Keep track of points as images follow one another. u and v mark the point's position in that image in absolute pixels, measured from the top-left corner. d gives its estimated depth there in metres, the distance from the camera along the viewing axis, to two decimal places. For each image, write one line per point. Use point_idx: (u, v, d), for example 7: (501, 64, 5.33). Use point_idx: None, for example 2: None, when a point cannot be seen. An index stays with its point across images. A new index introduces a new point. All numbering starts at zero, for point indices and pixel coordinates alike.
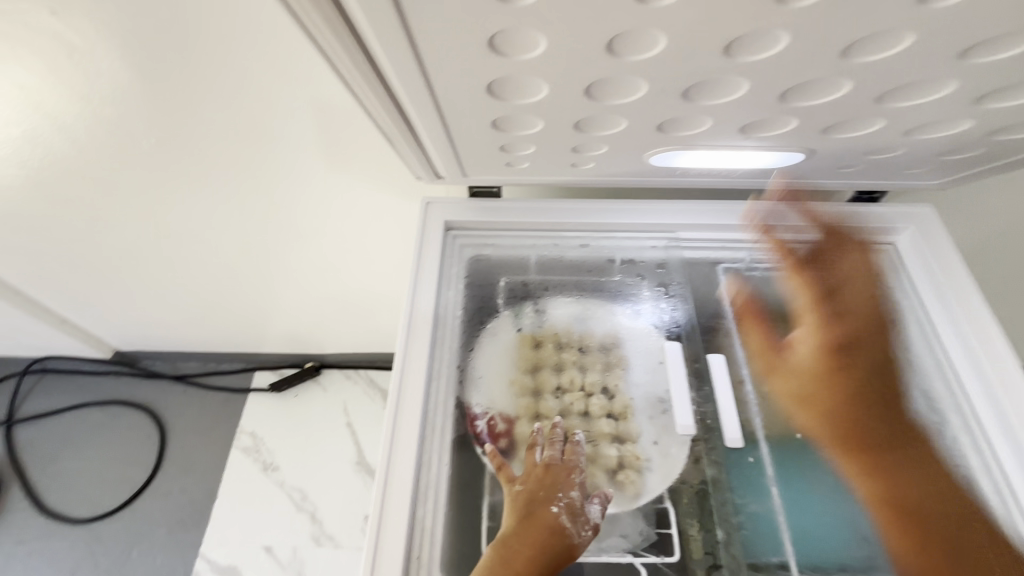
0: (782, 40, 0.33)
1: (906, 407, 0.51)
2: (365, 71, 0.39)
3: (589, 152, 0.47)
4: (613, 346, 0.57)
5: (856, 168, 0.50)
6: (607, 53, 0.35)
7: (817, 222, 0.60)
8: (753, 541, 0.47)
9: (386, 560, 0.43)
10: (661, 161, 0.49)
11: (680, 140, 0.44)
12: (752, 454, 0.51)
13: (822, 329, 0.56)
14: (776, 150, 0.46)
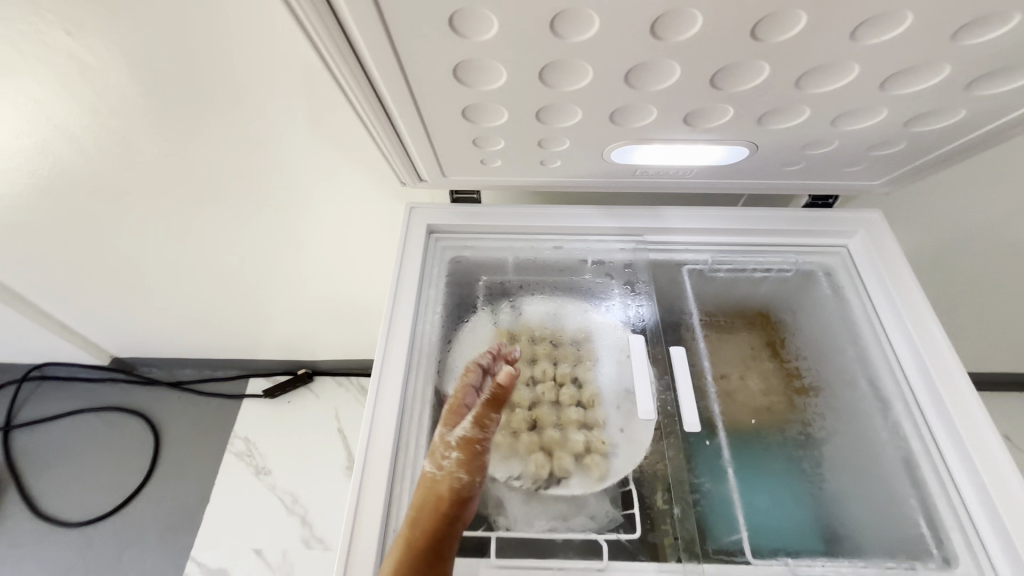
0: (697, 21, 0.37)
1: (842, 395, 0.57)
2: (350, 75, 0.43)
3: (554, 147, 0.52)
4: (584, 340, 0.61)
5: (799, 165, 0.55)
6: (552, 34, 0.38)
7: (774, 228, 0.64)
8: (708, 517, 0.50)
9: (364, 531, 0.46)
10: (621, 157, 0.54)
11: (636, 134, 0.49)
12: (710, 438, 0.54)
13: (766, 331, 0.63)
14: (726, 145, 0.51)
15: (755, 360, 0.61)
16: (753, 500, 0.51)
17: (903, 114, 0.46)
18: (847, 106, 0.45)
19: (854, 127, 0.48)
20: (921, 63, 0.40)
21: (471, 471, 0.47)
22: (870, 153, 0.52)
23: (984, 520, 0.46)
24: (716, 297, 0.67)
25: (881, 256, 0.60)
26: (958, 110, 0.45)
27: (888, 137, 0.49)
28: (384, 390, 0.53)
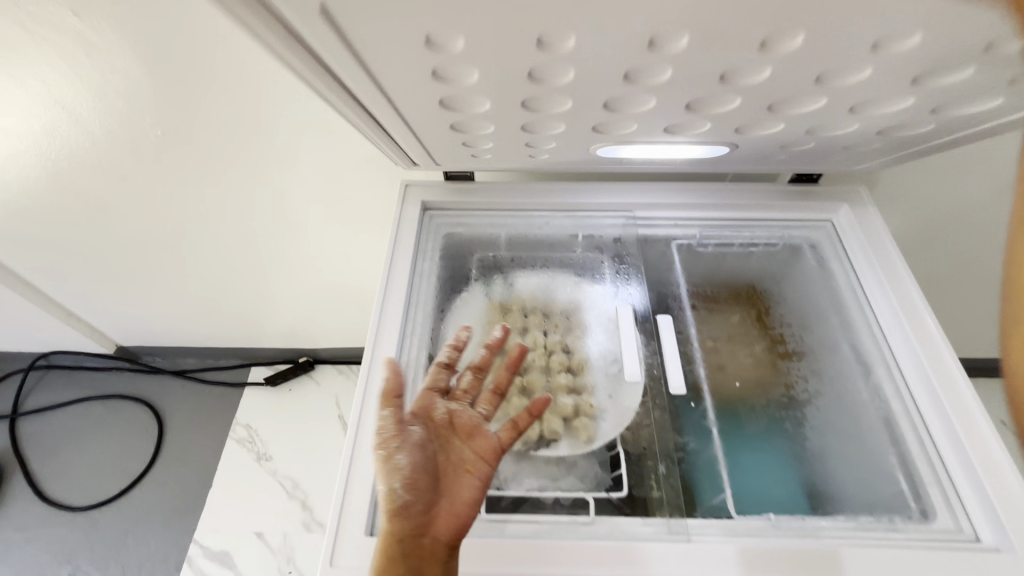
0: (666, 69, 0.42)
1: (823, 363, 0.59)
2: (350, 103, 0.48)
3: (543, 148, 0.55)
4: (575, 311, 0.63)
5: (780, 157, 0.57)
6: (531, 79, 0.44)
7: (761, 207, 0.66)
8: (693, 476, 0.52)
9: (359, 473, 0.48)
10: (607, 153, 0.56)
11: (620, 137, 0.52)
12: (695, 402, 0.56)
13: (752, 305, 0.65)
14: (707, 145, 0.54)
15: (745, 336, 0.62)
16: (736, 465, 0.53)
17: (877, 121, 0.48)
18: (811, 121, 0.48)
19: (824, 135, 0.51)
20: (886, 84, 0.43)
21: (386, 477, 0.46)
22: (845, 150, 0.54)
23: (962, 477, 0.46)
24: (705, 272, 0.68)
25: (866, 230, 0.61)
26: (922, 122, 0.49)
27: (858, 140, 0.52)
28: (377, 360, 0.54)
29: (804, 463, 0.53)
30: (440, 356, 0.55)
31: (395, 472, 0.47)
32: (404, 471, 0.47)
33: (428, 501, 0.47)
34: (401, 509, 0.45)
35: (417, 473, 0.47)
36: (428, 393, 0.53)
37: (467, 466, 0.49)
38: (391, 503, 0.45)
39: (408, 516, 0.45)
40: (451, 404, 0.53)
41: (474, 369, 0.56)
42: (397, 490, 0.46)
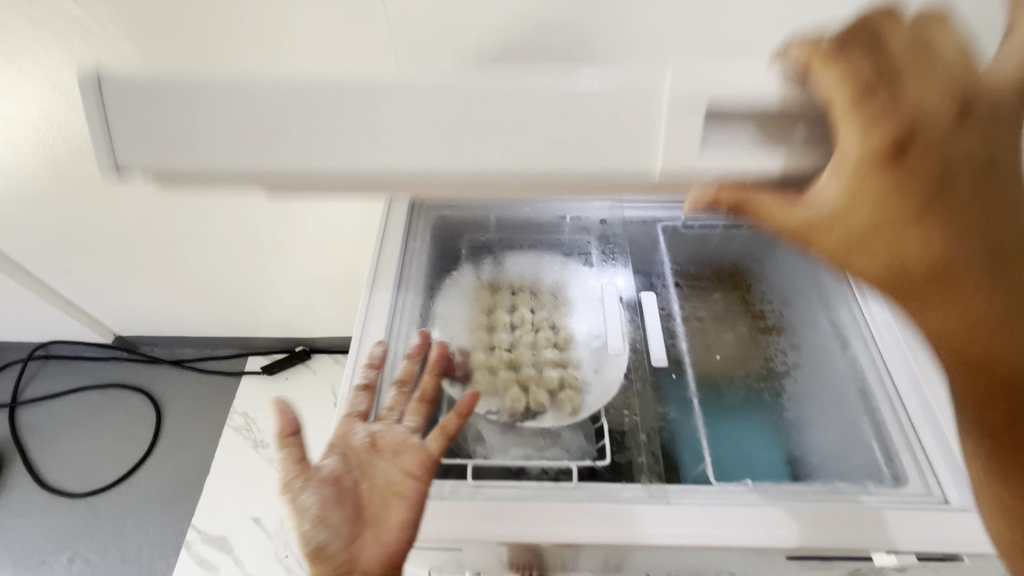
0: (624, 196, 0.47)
1: (806, 338, 0.61)
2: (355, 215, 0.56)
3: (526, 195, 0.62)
4: (562, 291, 0.64)
5: None
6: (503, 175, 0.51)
7: None
8: (675, 445, 0.53)
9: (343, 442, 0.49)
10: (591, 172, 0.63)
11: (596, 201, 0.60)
12: (675, 372, 0.58)
13: (737, 286, 0.66)
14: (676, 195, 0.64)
15: (730, 313, 0.64)
16: (719, 437, 0.54)
17: None
18: None
19: None
20: None
21: (297, 519, 0.44)
22: None
23: (932, 440, 0.49)
24: (690, 253, 0.70)
25: None
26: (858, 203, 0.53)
27: None
28: (365, 347, 0.56)
29: (785, 434, 0.55)
30: (357, 379, 0.53)
31: (304, 512, 0.44)
32: (314, 510, 0.44)
33: (349, 536, 0.44)
34: (317, 550, 0.43)
35: (330, 509, 0.45)
36: (346, 419, 0.51)
37: (393, 486, 0.46)
38: (309, 545, 0.43)
39: (328, 558, 0.43)
40: (372, 425, 0.51)
41: (399, 384, 0.54)
42: (308, 532, 0.44)
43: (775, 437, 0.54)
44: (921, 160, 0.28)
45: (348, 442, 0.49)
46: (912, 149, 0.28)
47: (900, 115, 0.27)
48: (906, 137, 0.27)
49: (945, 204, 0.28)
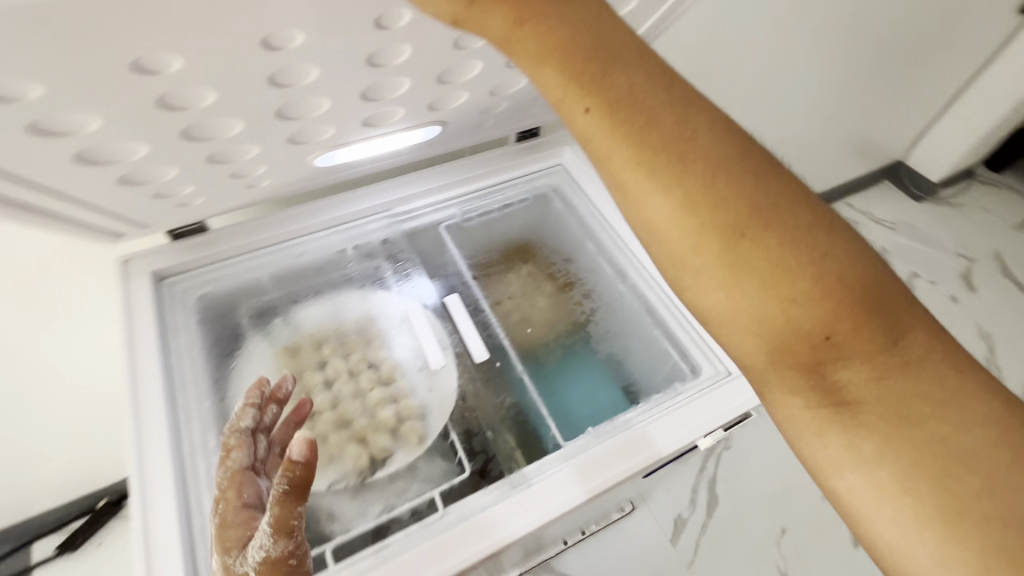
0: (406, 51, 0.37)
1: (592, 287, 0.68)
2: None
3: (251, 173, 0.48)
4: (368, 325, 0.61)
5: (484, 169, 0.69)
6: (188, 138, 0.37)
7: (504, 181, 0.70)
8: (520, 424, 0.56)
9: None
10: (325, 161, 0.51)
11: (328, 143, 0.47)
12: (499, 359, 0.61)
13: (536, 269, 0.71)
14: (420, 128, 0.52)
15: (542, 290, 0.69)
16: (557, 397, 0.60)
17: None
18: (498, 84, 0.48)
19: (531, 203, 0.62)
20: None
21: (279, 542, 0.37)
22: (528, 181, 0.71)
23: (684, 331, 0.60)
24: (479, 240, 0.72)
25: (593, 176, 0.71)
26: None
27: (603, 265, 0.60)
28: (152, 480, 0.45)
29: (616, 367, 0.63)
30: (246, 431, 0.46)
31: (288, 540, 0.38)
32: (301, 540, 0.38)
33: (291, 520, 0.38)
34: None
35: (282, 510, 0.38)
36: (290, 461, 0.36)
37: (224, 520, 0.41)
38: (269, 572, 0.36)
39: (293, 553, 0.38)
40: (260, 474, 0.45)
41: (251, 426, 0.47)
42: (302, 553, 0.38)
43: (607, 394, 0.60)
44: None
45: (289, 483, 0.37)
46: None
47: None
48: None
49: None
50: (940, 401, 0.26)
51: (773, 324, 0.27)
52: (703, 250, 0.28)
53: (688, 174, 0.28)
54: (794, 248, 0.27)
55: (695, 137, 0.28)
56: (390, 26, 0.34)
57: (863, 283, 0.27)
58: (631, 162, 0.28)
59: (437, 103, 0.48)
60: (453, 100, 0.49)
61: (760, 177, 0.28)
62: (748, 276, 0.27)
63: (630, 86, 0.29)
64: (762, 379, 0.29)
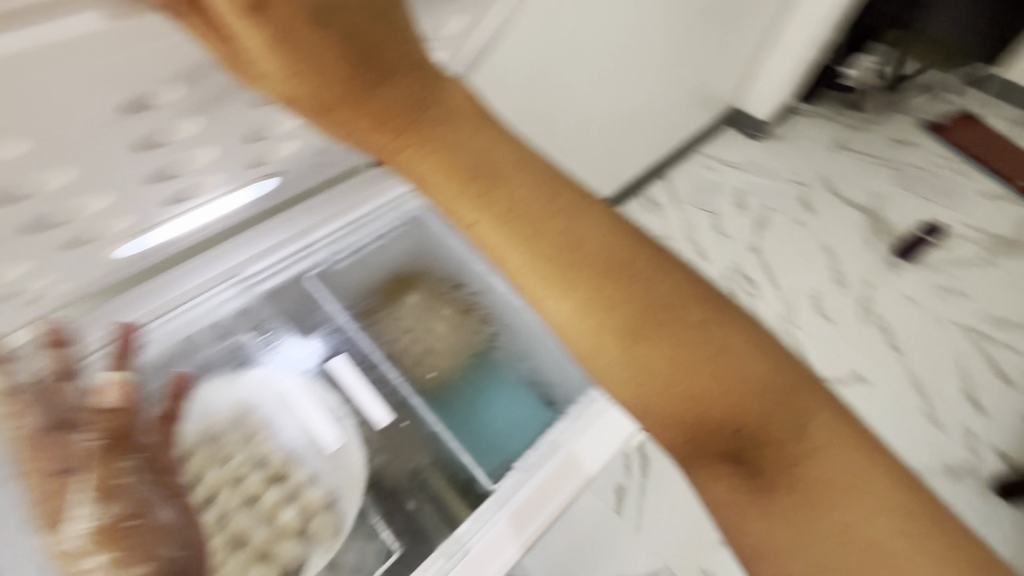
0: (191, 124, 0.34)
1: (489, 307, 0.65)
2: None
3: (32, 285, 0.38)
4: (244, 417, 0.52)
5: (343, 200, 0.58)
6: None
7: (370, 211, 0.60)
8: (443, 481, 0.53)
9: None
10: (132, 249, 0.42)
11: (128, 229, 0.38)
12: (405, 418, 0.56)
13: (428, 299, 0.66)
14: (249, 187, 0.44)
15: (439, 322, 0.64)
16: (474, 440, 0.57)
17: None
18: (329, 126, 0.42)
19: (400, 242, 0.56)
20: None
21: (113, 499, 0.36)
22: (399, 206, 0.62)
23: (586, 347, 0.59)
24: (357, 280, 0.63)
25: None
26: None
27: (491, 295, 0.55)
28: None
29: (529, 385, 0.62)
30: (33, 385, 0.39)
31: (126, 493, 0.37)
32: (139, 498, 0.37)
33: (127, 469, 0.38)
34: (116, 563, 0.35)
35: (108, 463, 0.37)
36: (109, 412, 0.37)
37: (38, 490, 0.37)
38: (109, 538, 0.35)
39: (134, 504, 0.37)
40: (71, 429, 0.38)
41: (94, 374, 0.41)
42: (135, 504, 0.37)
43: (526, 419, 0.58)
44: (284, 8, 0.24)
45: (112, 438, 0.37)
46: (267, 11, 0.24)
47: (274, 26, 0.25)
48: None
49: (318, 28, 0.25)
50: (850, 487, 0.26)
51: (679, 418, 0.28)
52: (602, 349, 0.28)
53: (576, 276, 0.28)
54: (689, 344, 0.27)
55: (579, 242, 0.28)
56: (155, 102, 0.31)
57: (765, 374, 0.27)
58: (521, 266, 0.28)
59: (258, 160, 0.41)
60: (279, 152, 0.42)
61: (651, 278, 0.28)
62: (646, 374, 0.28)
63: (515, 186, 0.28)
64: (687, 469, 0.29)
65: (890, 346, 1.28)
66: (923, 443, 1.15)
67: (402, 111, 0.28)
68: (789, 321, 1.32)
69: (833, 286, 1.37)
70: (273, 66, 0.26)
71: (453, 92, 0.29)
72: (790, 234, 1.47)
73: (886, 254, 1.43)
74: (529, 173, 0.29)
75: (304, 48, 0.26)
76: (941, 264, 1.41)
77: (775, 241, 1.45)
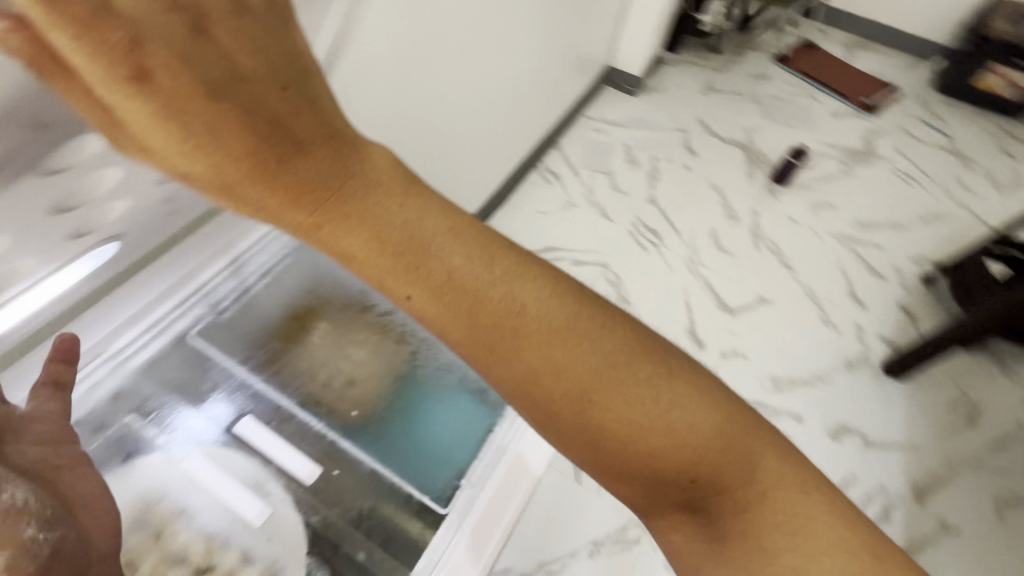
0: None
1: (399, 331, 0.63)
2: None
3: None
4: (147, 512, 0.45)
5: (221, 241, 0.50)
6: None
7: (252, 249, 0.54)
8: (391, 520, 0.52)
9: None
10: None
11: None
12: (336, 466, 0.53)
13: (331, 329, 0.60)
14: (80, 258, 0.37)
15: (350, 352, 0.60)
16: (415, 466, 0.55)
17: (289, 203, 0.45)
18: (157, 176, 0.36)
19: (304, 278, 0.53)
20: None
21: None
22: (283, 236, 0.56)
23: None
24: (246, 326, 0.56)
25: None
26: None
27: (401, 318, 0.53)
28: None
29: (456, 397, 0.61)
30: None
31: None
32: None
33: None
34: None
35: None
36: None
37: None
38: None
39: None
40: None
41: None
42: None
43: (459, 433, 0.58)
44: (170, 80, 0.24)
45: None
46: (153, 82, 0.24)
47: (162, 100, 0.24)
48: (138, 67, 0.23)
49: (212, 104, 0.25)
50: (790, 531, 0.33)
51: (642, 475, 0.33)
52: (560, 419, 0.33)
53: (527, 350, 0.32)
54: (646, 406, 0.32)
55: (526, 313, 0.32)
56: None
57: (715, 433, 0.33)
58: (469, 341, 0.32)
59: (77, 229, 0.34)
60: (105, 215, 0.36)
61: (599, 342, 0.33)
62: (604, 437, 0.32)
63: (439, 249, 0.31)
64: (648, 514, 0.35)
65: (783, 265, 1.40)
66: (823, 345, 1.28)
67: (310, 185, 0.29)
68: (696, 261, 1.39)
69: (726, 221, 1.47)
70: (164, 141, 0.25)
71: (377, 156, 0.31)
72: (680, 180, 1.54)
73: (764, 183, 1.55)
74: (460, 243, 0.31)
75: (202, 125, 0.26)
76: (811, 183, 1.56)
77: (669, 189, 1.52)
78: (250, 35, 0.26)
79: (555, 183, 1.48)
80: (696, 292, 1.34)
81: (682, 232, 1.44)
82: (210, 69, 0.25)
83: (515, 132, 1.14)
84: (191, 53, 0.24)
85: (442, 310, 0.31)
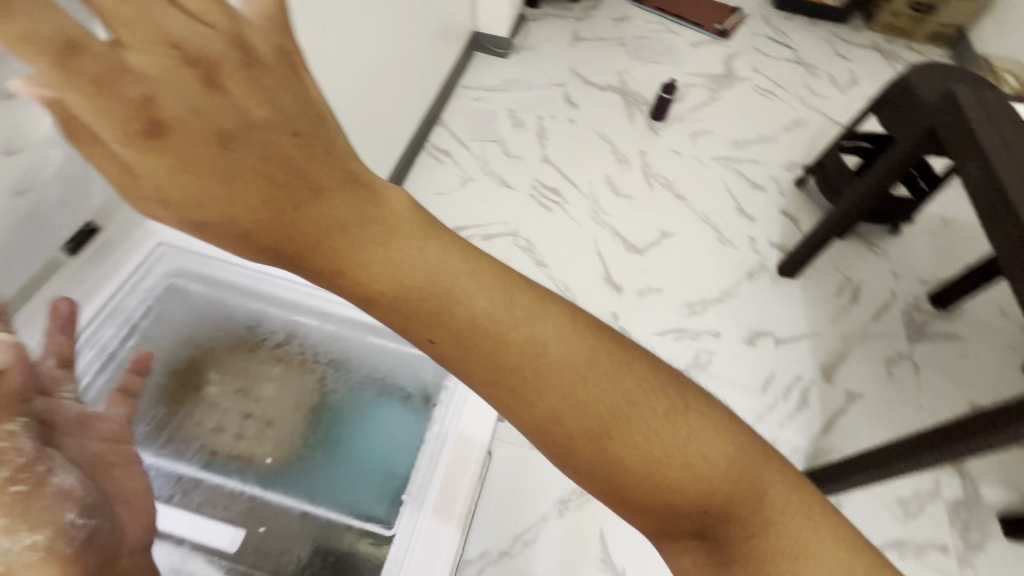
0: None
1: (298, 360, 0.57)
2: None
3: None
4: None
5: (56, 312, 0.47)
6: None
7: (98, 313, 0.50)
8: (336, 557, 0.49)
9: None
10: None
11: None
12: (261, 523, 0.49)
13: (214, 370, 0.54)
14: None
15: (246, 391, 0.54)
16: (350, 495, 0.51)
17: None
18: None
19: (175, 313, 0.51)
20: None
21: None
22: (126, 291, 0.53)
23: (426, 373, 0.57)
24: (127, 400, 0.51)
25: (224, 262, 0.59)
26: None
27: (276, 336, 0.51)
28: None
29: (379, 407, 0.56)
30: None
31: None
32: None
33: None
34: (28, 544, 0.27)
35: None
36: None
37: None
38: None
39: None
40: None
41: None
42: (43, 468, 0.30)
43: (393, 444, 0.54)
44: (181, 135, 0.26)
45: None
46: (163, 129, 0.25)
47: (174, 151, 0.26)
48: (151, 121, 0.25)
49: (223, 148, 0.26)
50: (801, 555, 0.30)
51: (652, 510, 0.30)
52: (570, 457, 0.30)
53: (543, 393, 0.30)
54: (666, 444, 0.30)
55: (549, 355, 0.30)
56: None
57: (730, 464, 0.30)
58: (487, 379, 0.30)
59: None
60: None
61: (639, 375, 0.31)
62: (612, 476, 0.30)
63: (448, 284, 0.30)
64: (658, 542, 0.33)
65: (676, 196, 1.48)
66: (725, 262, 1.37)
67: (296, 227, 0.27)
68: (598, 210, 1.43)
69: (618, 165, 1.51)
70: (160, 185, 0.26)
71: (396, 200, 0.30)
72: (567, 133, 1.56)
73: (645, 121, 1.61)
74: (481, 282, 0.30)
75: (196, 171, 0.26)
76: (685, 114, 1.64)
77: (558, 145, 1.53)
78: (264, 86, 0.27)
79: (444, 162, 1.44)
80: (605, 240, 1.38)
81: (579, 185, 1.46)
82: (225, 119, 0.26)
83: (394, 116, 1.09)
84: (209, 107, 0.26)
85: (454, 350, 0.30)
